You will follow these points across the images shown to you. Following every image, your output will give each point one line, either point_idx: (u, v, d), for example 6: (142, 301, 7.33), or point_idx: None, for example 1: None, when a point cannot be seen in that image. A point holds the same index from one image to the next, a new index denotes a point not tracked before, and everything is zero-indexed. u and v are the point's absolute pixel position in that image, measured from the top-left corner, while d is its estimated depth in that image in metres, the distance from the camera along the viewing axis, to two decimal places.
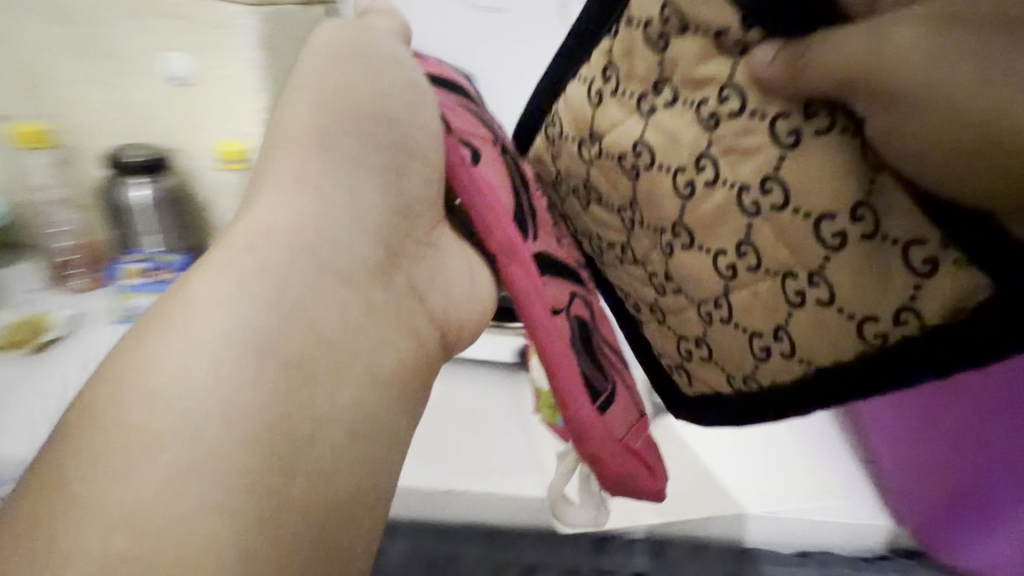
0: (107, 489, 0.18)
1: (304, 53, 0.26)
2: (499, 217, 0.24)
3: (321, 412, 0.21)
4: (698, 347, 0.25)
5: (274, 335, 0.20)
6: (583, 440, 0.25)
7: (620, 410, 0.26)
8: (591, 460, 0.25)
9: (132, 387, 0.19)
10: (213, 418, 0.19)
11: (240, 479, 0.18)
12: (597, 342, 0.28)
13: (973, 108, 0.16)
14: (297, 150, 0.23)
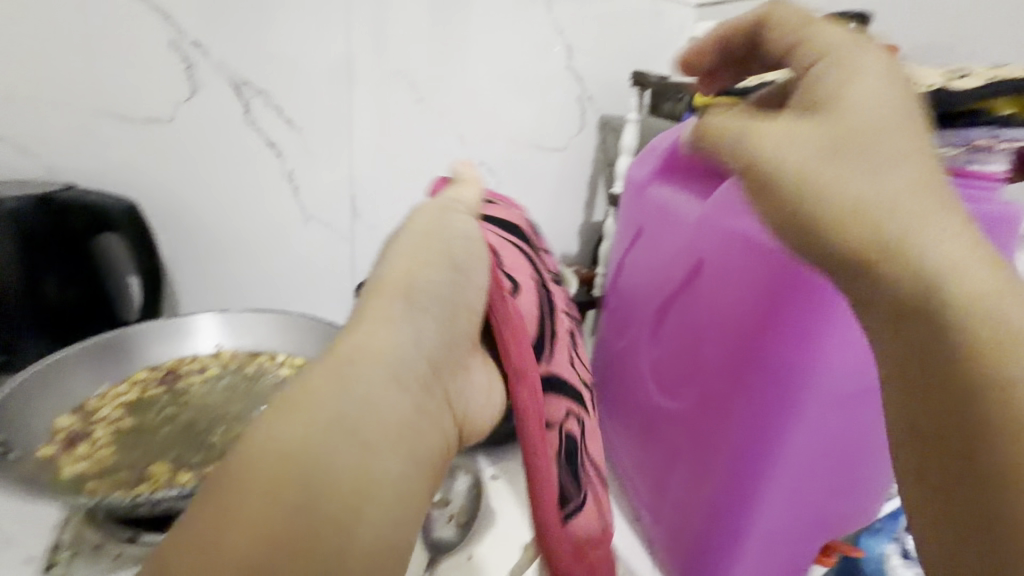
0: (207, 544, 0.27)
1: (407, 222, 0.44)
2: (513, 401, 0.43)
3: (361, 507, 0.29)
4: None
5: (314, 458, 0.29)
6: (544, 511, 0.43)
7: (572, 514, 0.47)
8: (547, 544, 0.43)
9: (237, 464, 0.29)
10: (294, 480, 0.28)
11: (316, 548, 0.28)
12: (578, 453, 0.49)
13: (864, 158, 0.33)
14: (389, 302, 0.37)
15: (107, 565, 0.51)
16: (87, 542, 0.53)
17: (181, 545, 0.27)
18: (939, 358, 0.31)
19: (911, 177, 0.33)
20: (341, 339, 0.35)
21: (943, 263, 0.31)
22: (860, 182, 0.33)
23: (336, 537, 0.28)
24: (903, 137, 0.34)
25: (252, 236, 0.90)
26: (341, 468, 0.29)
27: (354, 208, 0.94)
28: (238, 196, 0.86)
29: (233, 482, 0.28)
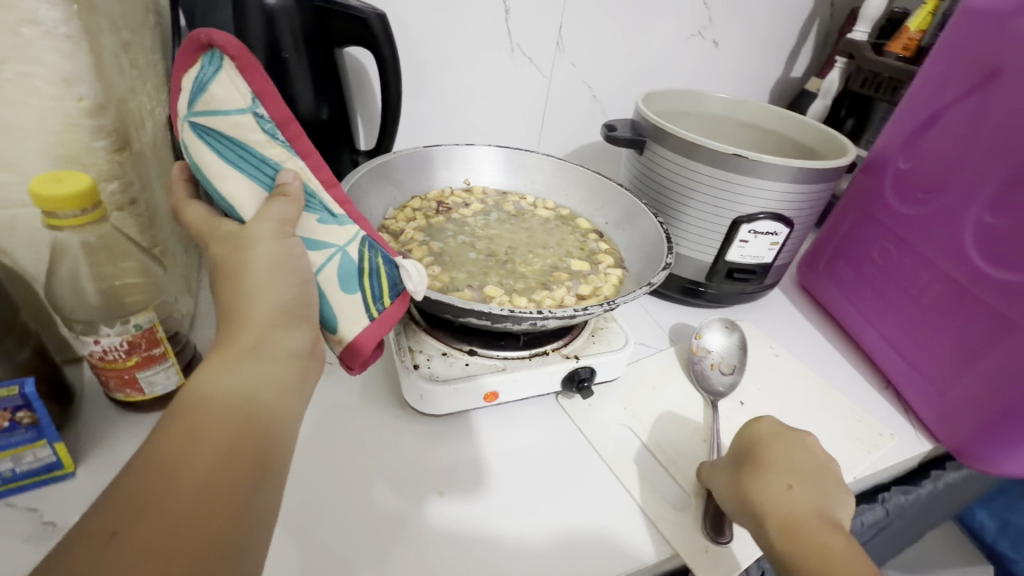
0: (196, 385, 0.30)
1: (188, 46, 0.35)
2: (329, 186, 0.40)
3: (261, 452, 0.30)
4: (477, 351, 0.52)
5: (182, 469, 0.27)
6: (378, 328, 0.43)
7: (381, 323, 0.43)
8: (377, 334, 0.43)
9: (233, 324, 0.33)
10: (213, 455, 0.28)
11: (216, 471, 0.28)
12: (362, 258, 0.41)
13: (787, 457, 0.48)
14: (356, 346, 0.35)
15: (464, 372, 0.51)
16: (433, 348, 0.53)
17: (79, 533, 0.25)
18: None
19: (795, 472, 0.46)
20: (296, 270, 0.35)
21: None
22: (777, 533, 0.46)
23: (233, 511, 0.28)
24: (796, 452, 0.49)
25: (464, 65, 0.86)
26: (253, 420, 0.31)
27: (560, 40, 0.90)
28: (455, 15, 0.81)
29: (160, 447, 0.28)
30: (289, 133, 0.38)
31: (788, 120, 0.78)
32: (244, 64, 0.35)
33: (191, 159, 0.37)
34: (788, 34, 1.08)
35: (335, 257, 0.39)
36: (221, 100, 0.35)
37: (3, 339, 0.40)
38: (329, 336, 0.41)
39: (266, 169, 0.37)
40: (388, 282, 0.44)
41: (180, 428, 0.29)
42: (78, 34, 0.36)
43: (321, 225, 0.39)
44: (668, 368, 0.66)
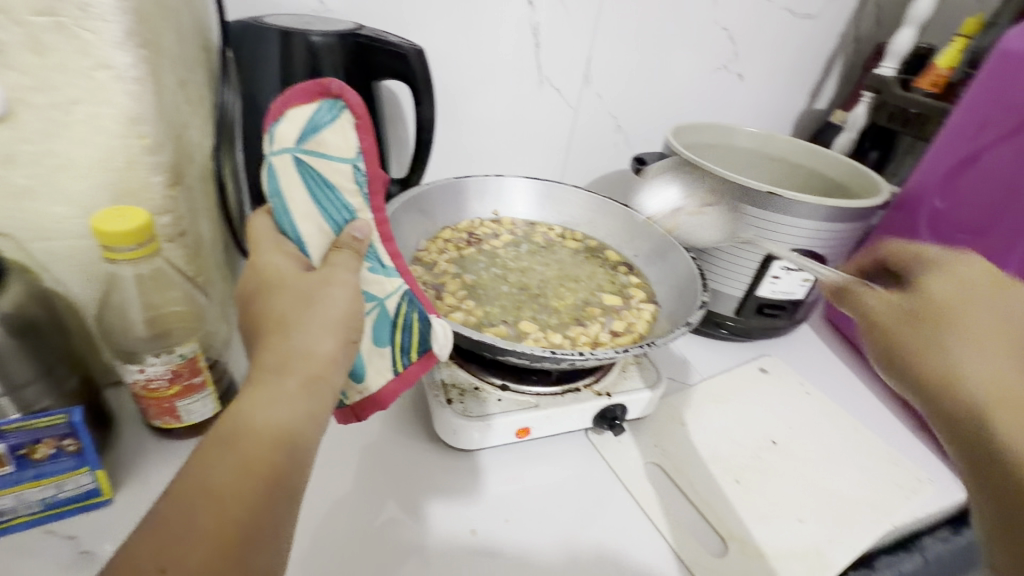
0: (242, 410, 0.29)
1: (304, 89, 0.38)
2: (389, 241, 0.42)
3: (301, 493, 0.29)
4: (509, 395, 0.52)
5: (217, 504, 0.26)
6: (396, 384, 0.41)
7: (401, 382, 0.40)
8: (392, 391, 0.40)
9: (284, 347, 0.32)
10: (262, 491, 0.27)
11: (248, 511, 0.26)
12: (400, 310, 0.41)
13: (939, 270, 0.39)
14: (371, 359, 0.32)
15: (497, 408, 0.51)
16: (466, 382, 0.53)
17: (124, 558, 0.24)
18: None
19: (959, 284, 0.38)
20: (350, 309, 0.35)
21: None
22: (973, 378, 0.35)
23: (271, 554, 0.27)
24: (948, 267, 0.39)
25: (493, 96, 0.88)
26: (301, 459, 0.30)
27: (587, 73, 0.92)
28: (488, 48, 0.83)
29: (206, 472, 0.27)
30: (373, 188, 0.41)
31: (816, 155, 0.78)
32: (362, 124, 0.40)
33: (275, 189, 0.37)
34: (812, 69, 1.09)
35: (372, 311, 0.40)
36: (331, 146, 0.39)
37: (56, 370, 0.41)
38: (351, 386, 0.39)
39: (345, 211, 0.39)
40: (420, 338, 0.41)
41: (232, 457, 0.28)
42: (148, 79, 0.38)
43: (370, 274, 0.40)
44: (698, 403, 0.65)
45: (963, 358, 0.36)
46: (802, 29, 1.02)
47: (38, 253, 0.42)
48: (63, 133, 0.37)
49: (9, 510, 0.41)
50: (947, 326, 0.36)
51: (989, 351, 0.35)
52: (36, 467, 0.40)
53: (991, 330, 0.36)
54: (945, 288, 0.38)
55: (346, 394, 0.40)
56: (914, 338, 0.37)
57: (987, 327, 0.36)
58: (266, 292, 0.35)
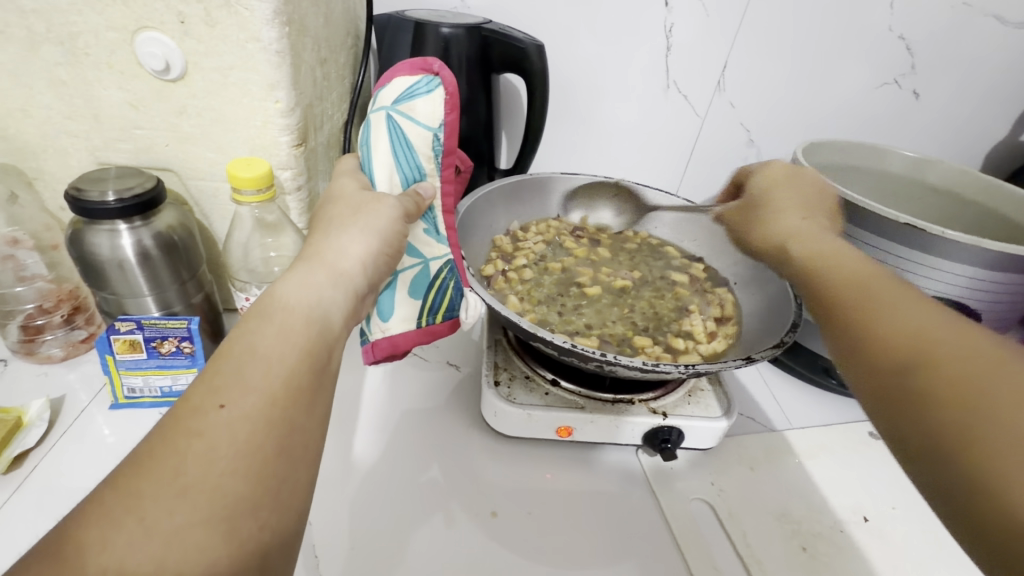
0: (275, 294, 0.33)
1: (406, 60, 0.43)
2: (448, 213, 0.47)
3: (335, 367, 0.33)
4: (550, 388, 0.52)
5: (260, 360, 0.30)
6: (422, 332, 0.47)
7: (423, 334, 0.48)
8: (417, 337, 0.47)
9: (322, 253, 0.37)
10: (300, 358, 0.31)
11: (286, 370, 0.30)
12: (438, 274, 0.47)
13: (798, 198, 0.50)
14: (369, 237, 0.38)
15: (542, 401, 0.51)
16: (517, 370, 0.54)
17: (186, 402, 0.28)
18: (843, 294, 0.36)
19: (802, 208, 0.48)
20: (388, 234, 0.40)
21: (859, 302, 0.34)
22: (814, 243, 0.42)
23: (308, 410, 0.30)
24: (784, 195, 0.50)
25: (615, 97, 0.87)
26: (329, 337, 0.33)
27: (721, 80, 0.86)
28: (617, 47, 0.82)
29: (245, 337, 0.31)
30: (447, 161, 0.44)
31: (994, 193, 0.64)
32: (451, 100, 0.42)
33: (367, 139, 0.43)
34: (1021, 91, 0.89)
35: (416, 266, 0.45)
36: (419, 112, 0.41)
37: (187, 283, 0.51)
38: (377, 322, 0.46)
39: (416, 171, 0.43)
40: (448, 304, 0.48)
41: (269, 327, 0.31)
42: (285, 50, 0.44)
43: (423, 235, 0.45)
44: (777, 452, 0.57)
45: (779, 219, 0.47)
46: (1014, 41, 0.84)
47: (194, 189, 0.52)
48: (219, 92, 0.46)
49: (140, 389, 0.51)
50: (768, 207, 0.49)
51: (801, 213, 0.47)
52: (161, 359, 0.50)
53: (803, 206, 0.49)
54: (762, 182, 0.53)
55: (372, 328, 0.46)
56: (763, 210, 0.49)
57: (790, 205, 0.49)
58: (324, 211, 0.40)
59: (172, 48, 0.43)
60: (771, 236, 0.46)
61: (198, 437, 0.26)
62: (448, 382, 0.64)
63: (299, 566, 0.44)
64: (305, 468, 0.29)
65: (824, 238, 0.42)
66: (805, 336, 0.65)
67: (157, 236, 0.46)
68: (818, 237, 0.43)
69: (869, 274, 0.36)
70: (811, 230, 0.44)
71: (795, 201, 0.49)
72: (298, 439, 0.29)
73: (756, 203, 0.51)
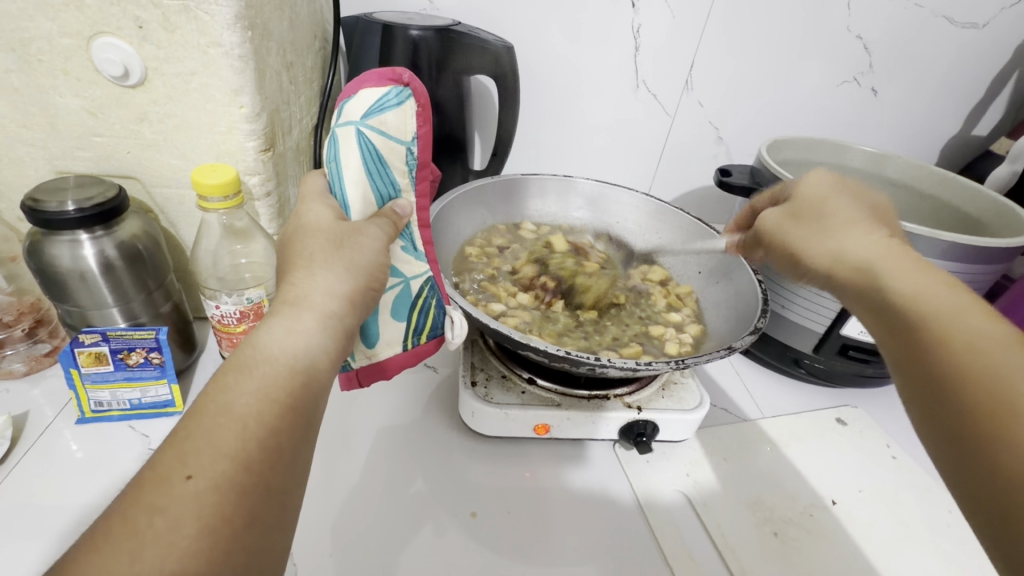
0: (254, 343, 0.32)
1: (372, 70, 0.42)
2: (423, 227, 0.47)
3: (315, 421, 0.32)
4: (527, 387, 0.53)
5: (236, 422, 0.28)
6: (410, 355, 0.48)
7: (411, 356, 0.48)
8: (404, 360, 0.47)
9: (300, 291, 0.35)
10: (277, 417, 0.30)
11: (261, 433, 0.29)
12: (419, 294, 0.46)
13: (861, 209, 0.44)
14: (351, 268, 0.37)
15: (519, 400, 0.51)
16: (494, 370, 0.54)
17: (155, 468, 0.27)
18: (925, 349, 0.33)
19: (872, 221, 0.43)
20: (367, 255, 0.39)
21: (958, 367, 0.30)
22: (902, 274, 0.37)
23: (283, 476, 0.29)
24: (846, 208, 0.44)
25: (586, 97, 0.88)
26: (312, 390, 0.32)
27: (689, 78, 0.88)
28: (586, 47, 0.83)
29: (222, 396, 0.29)
30: (421, 173, 0.44)
31: (947, 184, 0.67)
32: (422, 112, 0.42)
33: (334, 155, 0.41)
34: (973, 87, 0.92)
35: (396, 287, 0.44)
36: (391, 125, 0.41)
37: (154, 292, 0.50)
38: (362, 349, 0.45)
39: (390, 187, 0.43)
40: (432, 324, 0.48)
41: (247, 383, 0.30)
42: (248, 55, 0.44)
43: (402, 253, 0.44)
44: (750, 442, 0.59)
45: (845, 239, 0.42)
46: (965, 38, 0.87)
47: (159, 197, 0.51)
48: (181, 98, 0.45)
49: (107, 403, 0.50)
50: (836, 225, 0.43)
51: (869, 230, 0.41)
52: (128, 371, 0.48)
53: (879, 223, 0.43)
54: (813, 188, 0.47)
55: (356, 357, 0.45)
56: (817, 228, 0.44)
57: (862, 223, 0.43)
58: (298, 238, 0.38)
59: (130, 54, 0.42)
60: (842, 258, 0.41)
61: (162, 512, 0.25)
62: (426, 384, 0.64)
63: None
64: (277, 536, 0.28)
65: (906, 268, 0.37)
66: (775, 329, 0.66)
67: (120, 246, 0.45)
68: (900, 264, 0.38)
69: (969, 327, 0.32)
70: (891, 251, 0.39)
71: (867, 217, 0.44)
72: (269, 507, 0.28)
73: (807, 216, 0.46)
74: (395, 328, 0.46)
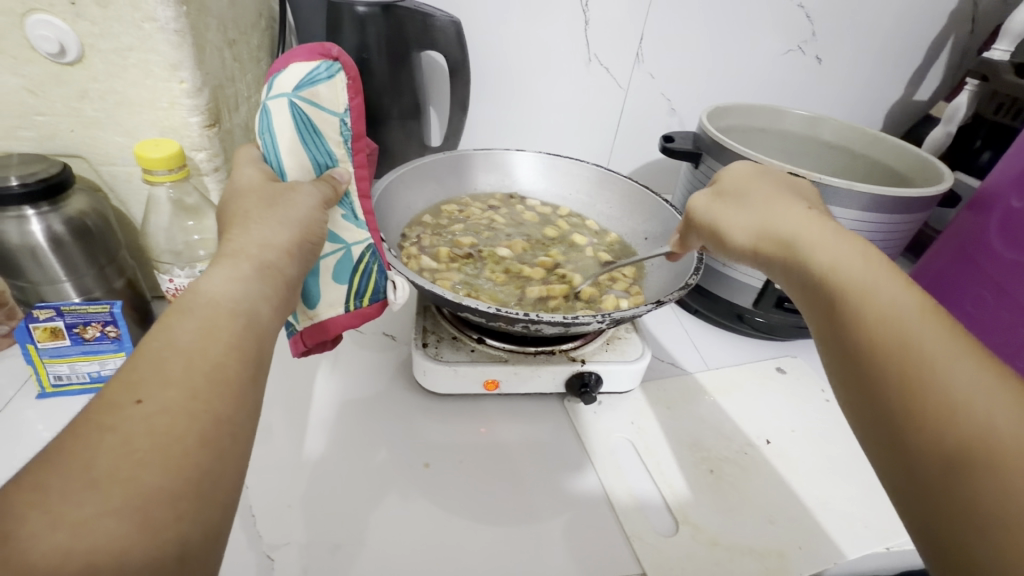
0: (194, 290, 0.33)
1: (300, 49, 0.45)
2: (364, 197, 0.48)
3: (264, 358, 0.33)
4: (475, 347, 0.55)
5: (183, 355, 0.29)
6: (353, 316, 0.50)
7: (353, 317, 0.50)
8: (347, 321, 0.49)
9: (241, 243, 0.37)
10: (226, 351, 0.30)
11: (209, 365, 0.29)
12: (361, 258, 0.48)
13: (783, 190, 0.44)
14: (287, 224, 0.39)
15: (468, 357, 0.54)
16: (446, 332, 0.57)
17: (102, 396, 0.27)
18: (857, 327, 0.32)
19: (798, 198, 0.42)
20: (304, 215, 0.41)
21: (894, 342, 0.30)
22: (826, 245, 0.36)
23: (234, 403, 0.29)
24: (770, 189, 0.44)
25: (541, 73, 0.89)
26: (257, 330, 0.33)
27: (639, 52, 0.90)
28: (536, 22, 0.84)
29: (168, 333, 0.30)
30: (357, 144, 0.46)
31: (877, 142, 0.71)
32: (353, 84, 0.44)
33: (267, 126, 0.43)
34: (911, 53, 0.96)
35: (337, 252, 0.47)
36: (323, 97, 0.43)
37: (106, 268, 0.51)
38: (303, 310, 0.47)
39: (326, 158, 0.45)
40: (373, 287, 0.50)
41: (191, 321, 0.31)
42: (184, 30, 0.45)
43: (343, 221, 0.47)
44: (692, 392, 0.62)
45: (770, 213, 0.41)
46: (902, 6, 0.91)
47: (107, 175, 0.52)
48: (122, 75, 0.46)
49: (66, 377, 0.51)
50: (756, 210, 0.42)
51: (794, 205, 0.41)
52: (86, 345, 0.50)
53: (805, 204, 0.41)
54: (738, 176, 0.47)
55: (299, 318, 0.48)
56: (744, 209, 0.43)
57: (783, 199, 0.42)
58: (235, 197, 0.40)
59: (66, 31, 0.43)
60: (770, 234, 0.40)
61: (113, 430, 0.25)
62: (384, 352, 0.67)
63: (236, 528, 0.46)
64: (234, 459, 0.28)
65: (832, 240, 0.37)
66: (718, 287, 0.69)
67: (68, 222, 0.47)
68: (828, 236, 0.37)
69: (893, 301, 0.31)
70: (817, 221, 0.39)
71: (795, 194, 0.43)
72: (220, 431, 0.28)
73: (739, 200, 0.45)
74: (338, 291, 0.48)
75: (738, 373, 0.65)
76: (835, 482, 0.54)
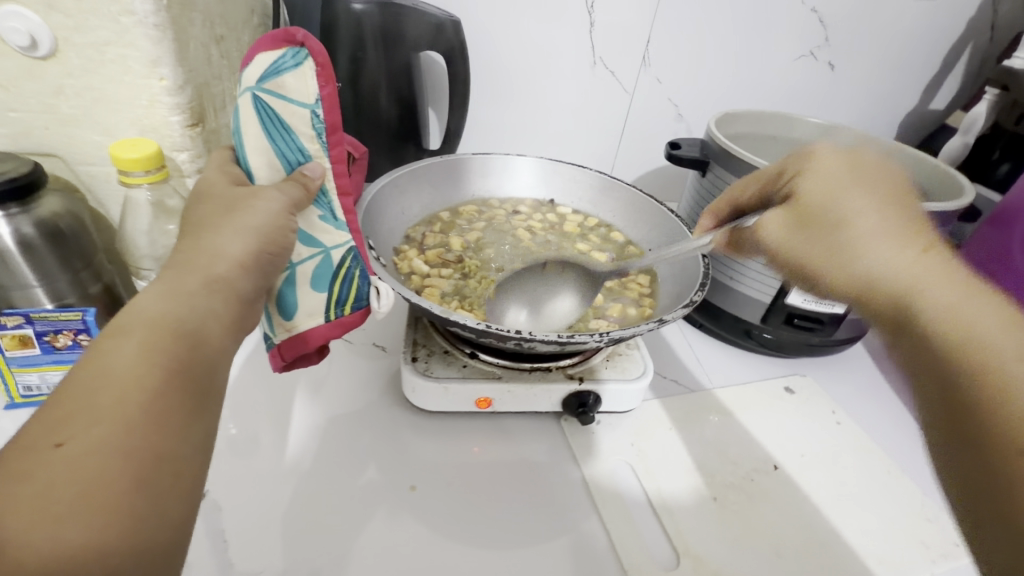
0: (132, 312, 0.30)
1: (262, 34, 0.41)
2: (345, 195, 0.46)
3: (212, 383, 0.30)
4: (466, 362, 0.52)
5: (113, 386, 0.27)
6: (335, 326, 0.47)
7: (335, 327, 0.47)
8: (329, 331, 0.46)
9: (193, 259, 0.34)
10: (164, 379, 0.28)
11: (144, 395, 0.27)
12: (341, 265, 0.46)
13: (883, 202, 0.37)
14: (247, 231, 0.37)
15: (458, 373, 0.51)
16: (437, 345, 0.54)
17: (22, 437, 0.25)
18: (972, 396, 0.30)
19: (899, 220, 0.36)
20: (269, 218, 0.38)
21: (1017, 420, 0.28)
22: (942, 295, 0.32)
23: (173, 438, 0.27)
24: (867, 203, 0.37)
25: (545, 75, 0.87)
26: (202, 352, 0.31)
27: (647, 55, 0.87)
28: (542, 23, 0.82)
29: (99, 361, 0.28)
30: (332, 137, 0.43)
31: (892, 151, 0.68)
32: (322, 71, 0.41)
33: (237, 127, 0.40)
34: (928, 61, 0.93)
35: (315, 257, 0.44)
36: (290, 88, 0.40)
37: (81, 272, 0.49)
38: (280, 320, 0.44)
39: (299, 155, 0.42)
40: (356, 294, 0.47)
41: (127, 346, 0.28)
42: (163, 23, 0.42)
43: (320, 223, 0.44)
44: (696, 411, 0.59)
45: (869, 246, 0.36)
46: (919, 12, 0.88)
47: (84, 175, 0.49)
48: (98, 70, 0.44)
49: (36, 387, 0.49)
50: (851, 227, 0.37)
51: (897, 236, 0.35)
52: (56, 354, 0.47)
53: (907, 232, 0.36)
54: (819, 182, 0.40)
55: (275, 329, 0.45)
56: (838, 232, 0.37)
57: (885, 226, 0.36)
58: (192, 206, 0.38)
59: (38, 23, 0.41)
60: (870, 274, 0.35)
61: (32, 478, 0.23)
62: (374, 363, 0.64)
63: (207, 552, 0.44)
64: (174, 499, 0.26)
65: (945, 291, 0.33)
66: (723, 301, 0.67)
67: (38, 224, 0.44)
68: (937, 283, 0.33)
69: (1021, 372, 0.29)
70: (922, 263, 0.34)
71: (897, 210, 0.37)
72: (157, 470, 0.26)
73: (825, 220, 0.38)
74: (319, 301, 0.45)
75: (744, 392, 0.62)
76: (847, 512, 0.50)
